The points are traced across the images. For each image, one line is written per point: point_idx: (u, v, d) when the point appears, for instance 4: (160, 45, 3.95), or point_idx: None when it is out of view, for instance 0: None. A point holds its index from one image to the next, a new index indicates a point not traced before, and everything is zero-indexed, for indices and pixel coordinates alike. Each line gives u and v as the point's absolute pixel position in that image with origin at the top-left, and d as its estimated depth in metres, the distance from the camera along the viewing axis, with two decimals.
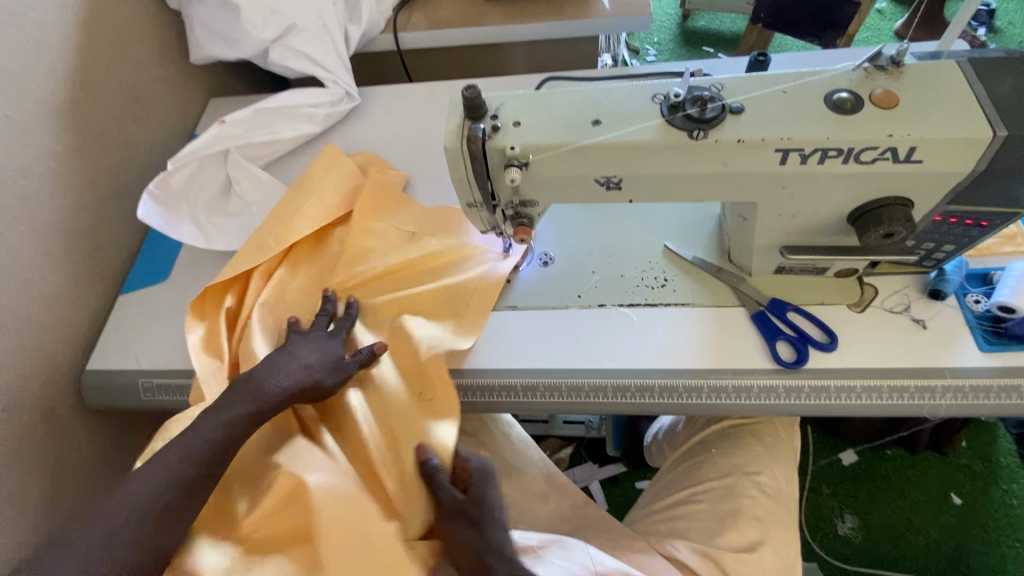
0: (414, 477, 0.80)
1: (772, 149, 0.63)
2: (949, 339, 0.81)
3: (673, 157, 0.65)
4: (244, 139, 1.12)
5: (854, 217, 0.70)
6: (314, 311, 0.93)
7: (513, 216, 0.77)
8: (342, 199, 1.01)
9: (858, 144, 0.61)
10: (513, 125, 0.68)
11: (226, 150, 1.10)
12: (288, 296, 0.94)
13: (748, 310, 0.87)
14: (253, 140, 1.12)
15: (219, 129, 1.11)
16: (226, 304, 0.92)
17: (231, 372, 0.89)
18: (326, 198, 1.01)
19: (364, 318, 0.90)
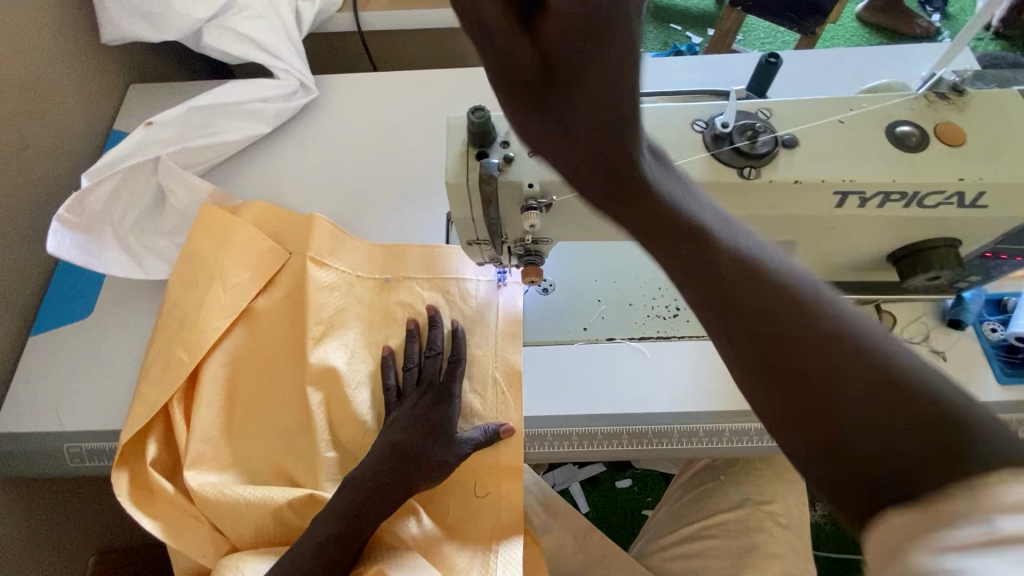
0: (475, 516, 0.78)
1: (830, 192, 0.55)
2: (968, 371, 0.78)
3: (718, 198, 0.56)
4: (178, 143, 0.93)
5: (897, 257, 0.64)
6: (263, 398, 0.80)
7: (523, 254, 0.65)
8: (271, 256, 0.86)
9: (925, 187, 0.54)
10: (528, 157, 0.56)
11: (157, 157, 0.91)
12: (226, 390, 0.81)
13: None
14: (189, 143, 0.93)
15: (146, 132, 0.91)
16: (151, 455, 0.77)
17: (185, 509, 0.76)
18: (254, 257, 0.85)
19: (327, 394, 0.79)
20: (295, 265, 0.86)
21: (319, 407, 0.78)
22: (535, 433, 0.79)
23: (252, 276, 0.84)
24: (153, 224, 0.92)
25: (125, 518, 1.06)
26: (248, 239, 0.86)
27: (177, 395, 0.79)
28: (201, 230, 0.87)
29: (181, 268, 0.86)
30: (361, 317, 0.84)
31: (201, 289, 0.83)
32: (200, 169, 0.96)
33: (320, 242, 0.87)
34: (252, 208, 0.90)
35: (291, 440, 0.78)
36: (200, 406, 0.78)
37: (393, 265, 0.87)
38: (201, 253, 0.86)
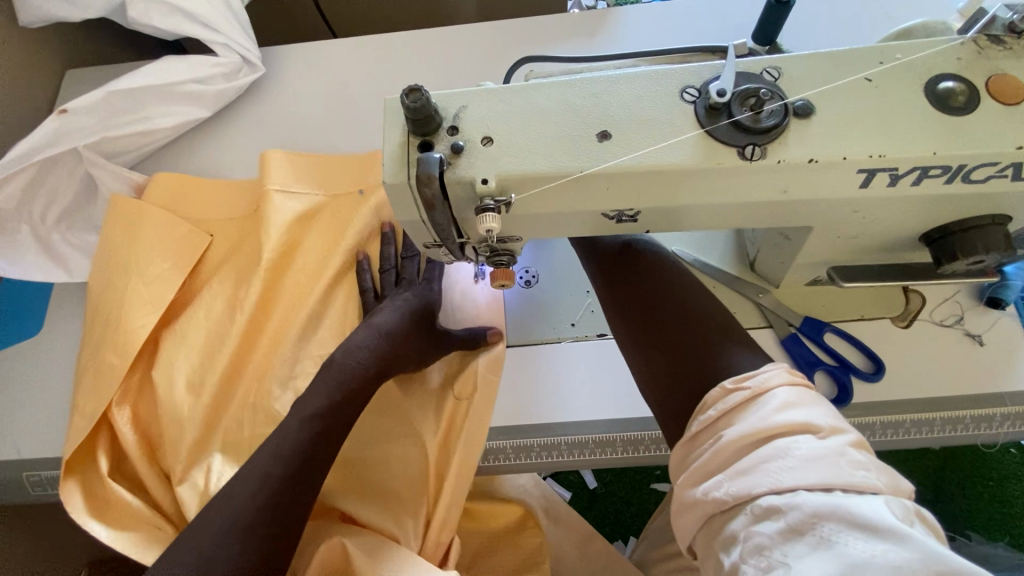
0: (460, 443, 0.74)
1: (854, 170, 0.44)
2: (1007, 357, 0.69)
3: (715, 184, 0.46)
4: (100, 133, 0.82)
5: (932, 238, 0.54)
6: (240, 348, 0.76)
7: (489, 254, 0.57)
8: (229, 208, 0.83)
9: (973, 159, 0.43)
10: (481, 144, 0.46)
11: (75, 148, 0.82)
12: (184, 352, 0.76)
13: (778, 333, 0.72)
14: (112, 132, 0.83)
15: (59, 122, 0.79)
16: (104, 468, 0.72)
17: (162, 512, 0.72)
18: (209, 216, 0.83)
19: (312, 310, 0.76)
20: (218, 230, 0.82)
21: (289, 342, 0.75)
22: (520, 444, 0.71)
23: (173, 265, 0.79)
24: (82, 215, 0.85)
25: None
26: (156, 224, 0.81)
27: (119, 396, 0.74)
28: (107, 228, 0.81)
29: (100, 269, 0.79)
30: (331, 233, 0.80)
31: (132, 299, 0.76)
32: (131, 157, 0.87)
33: (250, 193, 0.83)
34: (155, 188, 0.84)
35: (255, 397, 0.73)
36: (160, 374, 0.74)
37: (333, 203, 0.81)
38: (114, 251, 0.80)
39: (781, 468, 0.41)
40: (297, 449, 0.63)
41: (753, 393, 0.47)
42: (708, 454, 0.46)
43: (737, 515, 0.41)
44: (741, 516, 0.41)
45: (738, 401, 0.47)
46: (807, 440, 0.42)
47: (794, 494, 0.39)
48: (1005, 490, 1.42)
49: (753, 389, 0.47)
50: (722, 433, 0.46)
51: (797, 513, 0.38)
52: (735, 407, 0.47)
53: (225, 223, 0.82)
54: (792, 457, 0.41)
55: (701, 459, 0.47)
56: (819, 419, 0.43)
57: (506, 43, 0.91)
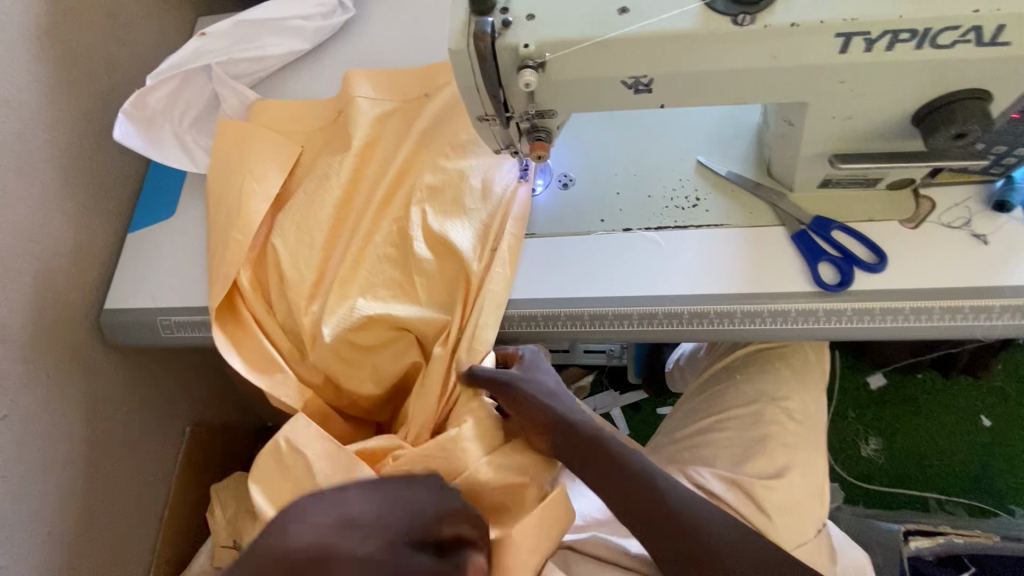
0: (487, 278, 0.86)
1: (832, 35, 0.53)
2: (1012, 255, 0.73)
3: (713, 51, 0.56)
4: (226, 55, 1.04)
5: (919, 118, 0.61)
6: (333, 214, 0.94)
7: (530, 131, 0.69)
8: (325, 111, 1.02)
9: (935, 23, 0.52)
10: (526, 19, 0.59)
11: (207, 65, 1.03)
12: (296, 220, 0.94)
13: (788, 230, 0.80)
14: (234, 55, 1.04)
15: (199, 43, 1.03)
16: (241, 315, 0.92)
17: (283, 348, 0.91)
18: (310, 117, 1.03)
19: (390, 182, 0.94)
20: (310, 138, 1.02)
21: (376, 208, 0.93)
22: (551, 313, 0.83)
23: (279, 160, 0.99)
24: (208, 122, 1.06)
25: (211, 399, 1.24)
26: (263, 136, 1.00)
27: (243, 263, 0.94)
28: (226, 138, 1.01)
29: (219, 167, 0.99)
30: (408, 121, 0.98)
31: (247, 190, 0.96)
32: (247, 79, 1.07)
33: (333, 103, 1.02)
34: (263, 105, 1.04)
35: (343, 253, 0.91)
36: (280, 236, 0.93)
37: (404, 103, 1.00)
38: (231, 154, 1.00)
39: None
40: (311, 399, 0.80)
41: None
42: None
43: None
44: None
45: None
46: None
47: None
48: None
49: None
50: None
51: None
52: None
53: (315, 130, 1.02)
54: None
55: None
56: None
57: None
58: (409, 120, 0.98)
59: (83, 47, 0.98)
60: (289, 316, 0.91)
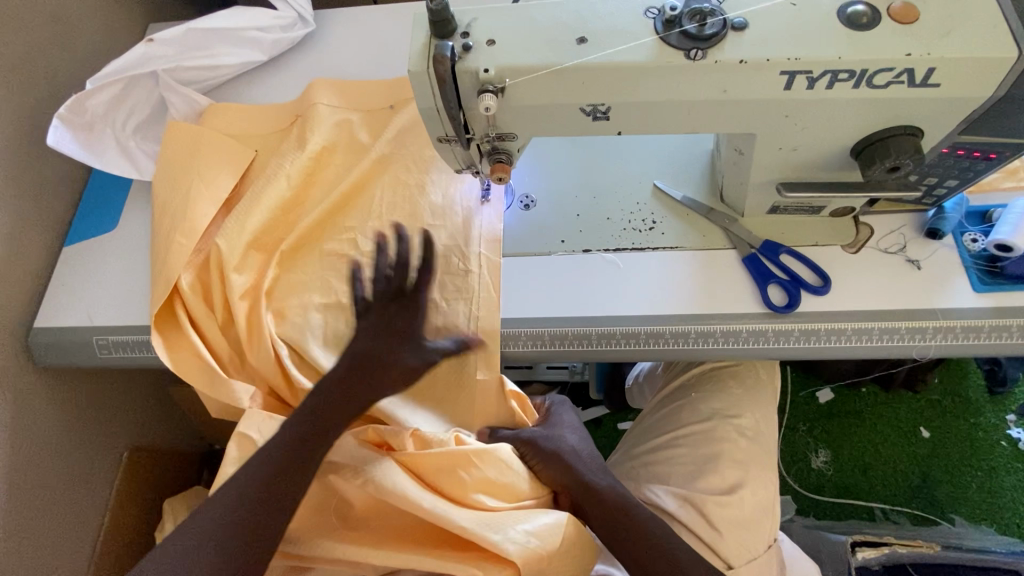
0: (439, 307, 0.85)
1: (777, 72, 0.56)
2: (941, 281, 0.78)
3: (668, 83, 0.58)
4: (176, 62, 1.00)
5: (858, 150, 0.65)
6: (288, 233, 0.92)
7: (490, 152, 0.69)
8: (281, 124, 1.00)
9: (872, 64, 0.55)
10: (486, 45, 0.59)
11: (155, 73, 0.99)
12: (240, 224, 0.90)
13: (739, 253, 0.82)
14: (184, 63, 1.00)
15: (147, 48, 0.98)
16: (178, 313, 0.86)
17: (225, 352, 0.86)
18: (265, 130, 1.00)
19: (348, 201, 0.92)
20: (265, 144, 0.99)
21: (333, 228, 0.91)
22: (513, 332, 0.83)
23: (228, 172, 0.95)
24: (153, 129, 1.02)
25: (153, 422, 1.17)
26: (213, 145, 0.96)
27: (189, 264, 0.89)
28: (172, 144, 0.96)
29: (163, 176, 0.95)
30: (368, 138, 0.96)
31: (195, 201, 0.92)
32: (198, 87, 1.03)
33: (290, 109, 1.00)
34: (216, 114, 1.00)
35: (295, 262, 0.90)
36: (225, 233, 0.89)
37: (366, 116, 0.99)
38: (179, 163, 0.95)
39: None
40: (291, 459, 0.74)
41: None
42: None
43: None
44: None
45: None
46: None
47: None
48: (993, 481, 1.52)
49: None
50: None
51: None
52: None
53: (271, 139, 0.99)
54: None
55: None
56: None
57: None
58: (370, 136, 0.97)
59: (18, 49, 0.92)
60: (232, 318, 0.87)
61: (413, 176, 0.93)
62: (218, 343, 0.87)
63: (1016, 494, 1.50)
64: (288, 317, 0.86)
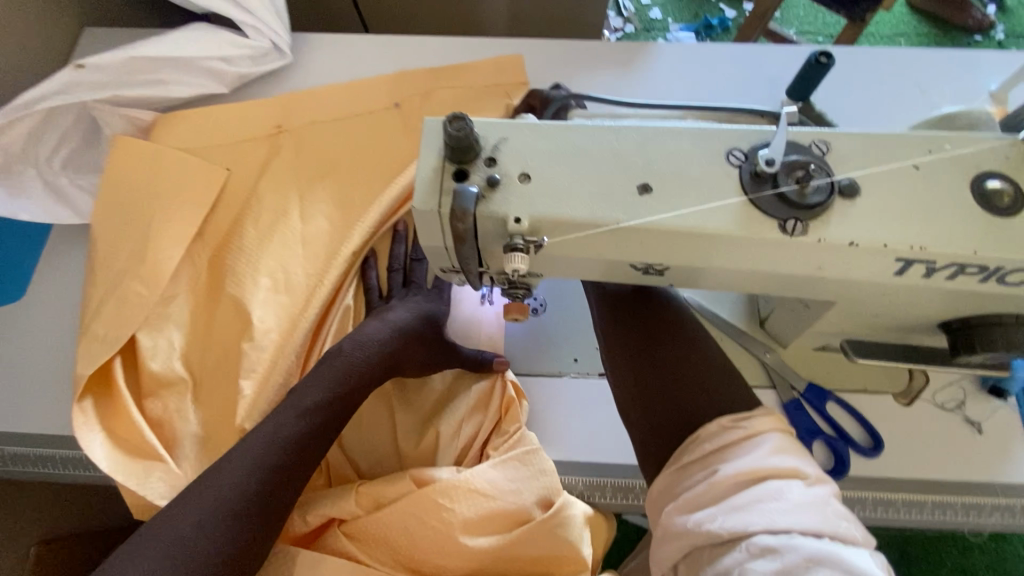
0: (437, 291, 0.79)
1: (892, 259, 0.43)
2: (1002, 448, 0.69)
3: (752, 254, 0.45)
4: (115, 91, 0.80)
5: (952, 328, 0.54)
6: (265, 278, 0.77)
7: (506, 288, 0.54)
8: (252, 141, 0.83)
9: (1012, 263, 0.43)
10: (518, 180, 0.45)
11: (87, 99, 0.80)
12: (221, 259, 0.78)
13: (780, 396, 0.71)
14: (126, 90, 0.81)
15: (73, 75, 0.77)
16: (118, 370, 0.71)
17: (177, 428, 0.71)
18: (230, 144, 0.83)
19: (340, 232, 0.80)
20: (232, 165, 0.82)
21: (324, 265, 0.78)
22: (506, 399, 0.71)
23: (194, 202, 0.79)
24: (85, 160, 0.83)
25: (69, 509, 0.99)
26: (174, 170, 0.80)
27: (147, 322, 0.74)
28: (119, 177, 0.79)
29: (110, 217, 0.78)
30: (355, 192, 0.81)
31: (155, 246, 0.76)
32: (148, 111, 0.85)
33: (261, 123, 0.84)
34: (173, 129, 0.83)
35: (278, 312, 0.75)
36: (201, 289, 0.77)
37: (347, 177, 0.82)
38: (132, 199, 0.79)
39: (774, 509, 0.43)
40: (289, 439, 0.61)
41: (745, 434, 0.49)
42: (702, 486, 0.47)
43: (731, 552, 0.43)
44: (735, 553, 0.42)
45: (734, 437, 0.50)
46: (797, 486, 0.44)
47: (788, 535, 0.41)
48: (968, 560, 1.40)
49: (745, 429, 0.50)
50: (716, 466, 0.48)
51: (794, 555, 0.40)
52: (729, 443, 0.49)
53: (240, 160, 0.83)
54: (785, 500, 0.43)
55: (693, 489, 0.48)
56: (806, 466, 0.46)
57: (539, 63, 0.90)
58: (352, 204, 0.80)
59: None
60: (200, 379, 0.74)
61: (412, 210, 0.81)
62: (185, 435, 0.70)
63: (989, 574, 1.39)
64: (270, 390, 0.71)
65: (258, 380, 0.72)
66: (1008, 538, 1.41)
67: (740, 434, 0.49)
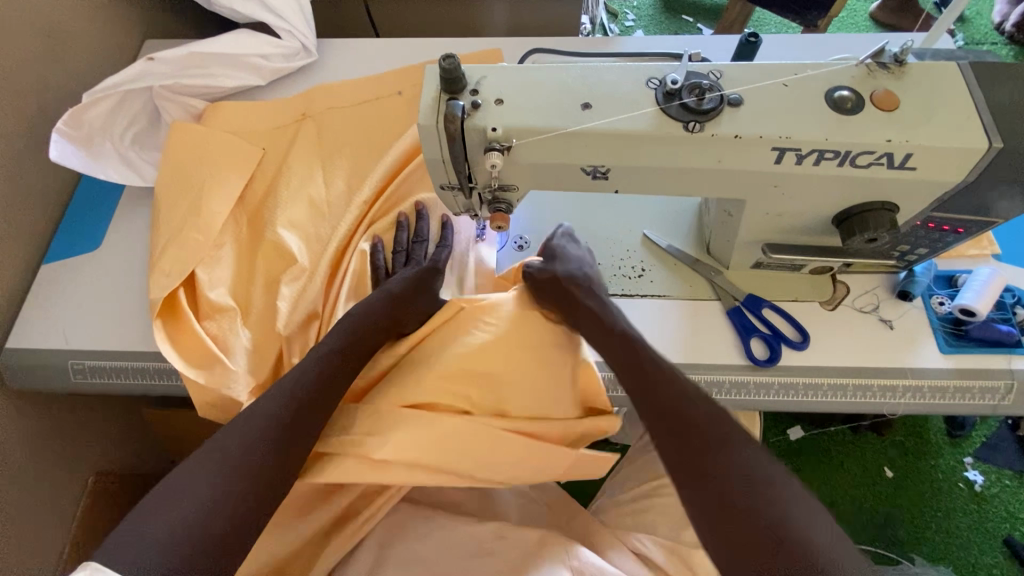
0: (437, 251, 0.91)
1: (769, 148, 0.59)
2: (912, 342, 0.82)
3: (667, 150, 0.61)
4: (176, 80, 0.99)
5: (839, 220, 0.68)
6: (298, 230, 0.92)
7: (491, 201, 0.71)
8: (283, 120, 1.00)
9: (856, 147, 0.58)
10: (494, 103, 0.61)
11: (154, 88, 0.98)
12: (259, 214, 0.94)
13: (724, 305, 0.86)
14: (184, 81, 0.99)
15: (146, 66, 0.98)
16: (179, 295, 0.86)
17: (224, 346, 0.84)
18: (266, 123, 1.00)
19: (358, 194, 0.94)
20: (269, 143, 0.98)
21: (343, 221, 0.93)
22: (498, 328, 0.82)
23: (238, 169, 0.95)
24: (149, 139, 1.01)
25: (118, 445, 1.12)
26: (218, 143, 0.96)
27: (202, 262, 0.88)
28: (174, 148, 0.95)
29: (168, 180, 0.93)
30: (373, 159, 0.97)
31: (205, 198, 0.91)
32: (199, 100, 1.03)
33: (293, 108, 1.01)
34: (220, 112, 1.00)
35: (306, 251, 0.91)
36: (243, 244, 0.92)
37: (363, 144, 0.99)
38: (185, 164, 0.94)
39: None
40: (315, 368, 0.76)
41: None
42: None
43: None
44: None
45: None
46: None
47: None
48: (950, 520, 1.41)
49: None
50: None
51: None
52: None
53: (273, 136, 0.99)
54: None
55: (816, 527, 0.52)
56: None
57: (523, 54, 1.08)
58: (367, 165, 0.97)
59: (12, 63, 0.90)
60: (246, 305, 0.89)
61: (415, 174, 0.96)
62: (238, 349, 0.84)
63: (972, 535, 1.39)
64: (300, 310, 0.87)
65: (293, 307, 0.87)
66: (988, 499, 1.41)
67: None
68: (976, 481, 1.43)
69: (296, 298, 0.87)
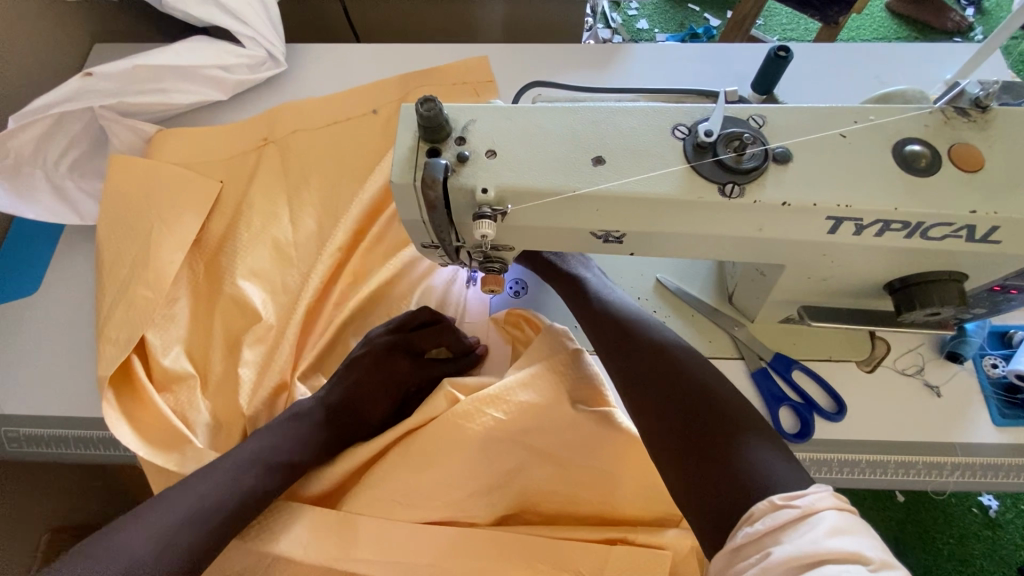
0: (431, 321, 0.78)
1: (822, 217, 0.48)
2: (961, 411, 0.72)
3: (696, 216, 0.50)
4: (120, 98, 0.87)
5: (894, 287, 0.57)
6: (264, 275, 0.81)
7: (482, 260, 0.59)
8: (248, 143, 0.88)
9: (930, 218, 0.48)
10: (485, 156, 0.50)
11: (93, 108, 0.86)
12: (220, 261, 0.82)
13: (748, 365, 0.75)
14: (130, 99, 0.87)
15: (83, 83, 0.85)
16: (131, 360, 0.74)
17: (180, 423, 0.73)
18: (229, 147, 0.88)
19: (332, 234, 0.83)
20: (231, 170, 0.87)
21: (315, 267, 0.81)
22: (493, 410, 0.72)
23: (195, 202, 0.83)
24: (91, 165, 0.89)
25: (73, 496, 1.02)
26: (171, 172, 0.84)
27: (154, 324, 0.76)
28: (118, 178, 0.83)
29: (112, 215, 0.81)
30: (348, 190, 0.86)
31: (154, 238, 0.79)
32: (151, 119, 0.91)
33: (256, 130, 0.88)
34: (173, 134, 0.88)
35: (271, 305, 0.80)
36: (202, 296, 0.81)
37: (338, 171, 0.87)
38: (133, 196, 0.82)
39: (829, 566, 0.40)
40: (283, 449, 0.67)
41: (803, 513, 0.45)
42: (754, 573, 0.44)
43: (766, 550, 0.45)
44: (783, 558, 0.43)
45: (786, 518, 0.46)
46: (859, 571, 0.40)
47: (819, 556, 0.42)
48: (964, 548, 1.28)
49: (802, 508, 0.46)
50: (770, 550, 0.45)
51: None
52: (781, 525, 0.46)
53: (236, 162, 0.87)
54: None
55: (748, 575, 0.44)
56: (870, 549, 0.42)
57: (519, 65, 0.96)
58: (343, 197, 0.85)
59: None
60: (204, 373, 0.77)
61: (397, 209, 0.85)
62: (197, 424, 0.73)
63: (986, 563, 1.27)
64: (268, 380, 0.76)
65: (260, 373, 0.76)
66: (1003, 525, 1.28)
67: (796, 511, 0.45)
68: (990, 506, 1.30)
69: (260, 366, 0.76)
